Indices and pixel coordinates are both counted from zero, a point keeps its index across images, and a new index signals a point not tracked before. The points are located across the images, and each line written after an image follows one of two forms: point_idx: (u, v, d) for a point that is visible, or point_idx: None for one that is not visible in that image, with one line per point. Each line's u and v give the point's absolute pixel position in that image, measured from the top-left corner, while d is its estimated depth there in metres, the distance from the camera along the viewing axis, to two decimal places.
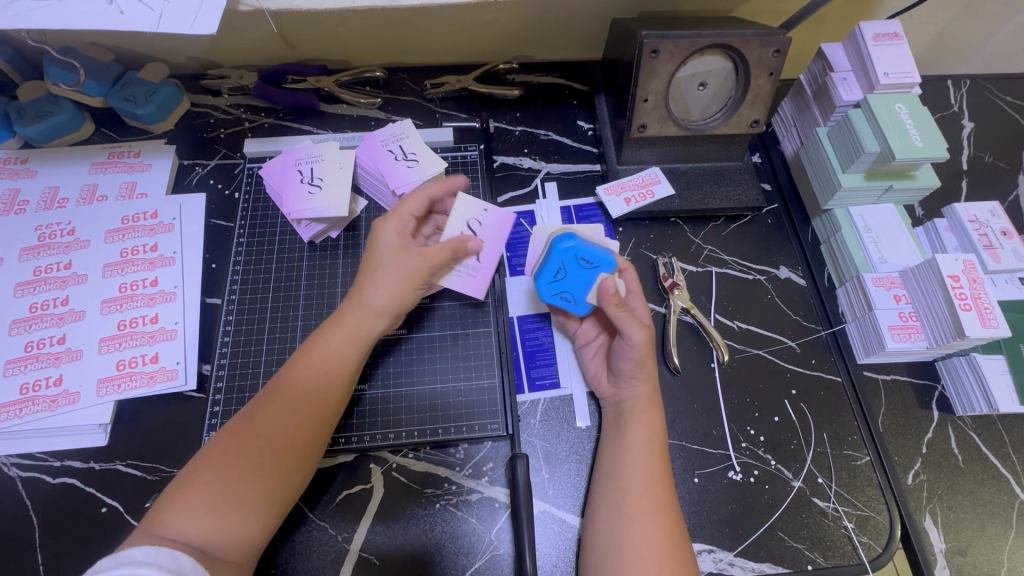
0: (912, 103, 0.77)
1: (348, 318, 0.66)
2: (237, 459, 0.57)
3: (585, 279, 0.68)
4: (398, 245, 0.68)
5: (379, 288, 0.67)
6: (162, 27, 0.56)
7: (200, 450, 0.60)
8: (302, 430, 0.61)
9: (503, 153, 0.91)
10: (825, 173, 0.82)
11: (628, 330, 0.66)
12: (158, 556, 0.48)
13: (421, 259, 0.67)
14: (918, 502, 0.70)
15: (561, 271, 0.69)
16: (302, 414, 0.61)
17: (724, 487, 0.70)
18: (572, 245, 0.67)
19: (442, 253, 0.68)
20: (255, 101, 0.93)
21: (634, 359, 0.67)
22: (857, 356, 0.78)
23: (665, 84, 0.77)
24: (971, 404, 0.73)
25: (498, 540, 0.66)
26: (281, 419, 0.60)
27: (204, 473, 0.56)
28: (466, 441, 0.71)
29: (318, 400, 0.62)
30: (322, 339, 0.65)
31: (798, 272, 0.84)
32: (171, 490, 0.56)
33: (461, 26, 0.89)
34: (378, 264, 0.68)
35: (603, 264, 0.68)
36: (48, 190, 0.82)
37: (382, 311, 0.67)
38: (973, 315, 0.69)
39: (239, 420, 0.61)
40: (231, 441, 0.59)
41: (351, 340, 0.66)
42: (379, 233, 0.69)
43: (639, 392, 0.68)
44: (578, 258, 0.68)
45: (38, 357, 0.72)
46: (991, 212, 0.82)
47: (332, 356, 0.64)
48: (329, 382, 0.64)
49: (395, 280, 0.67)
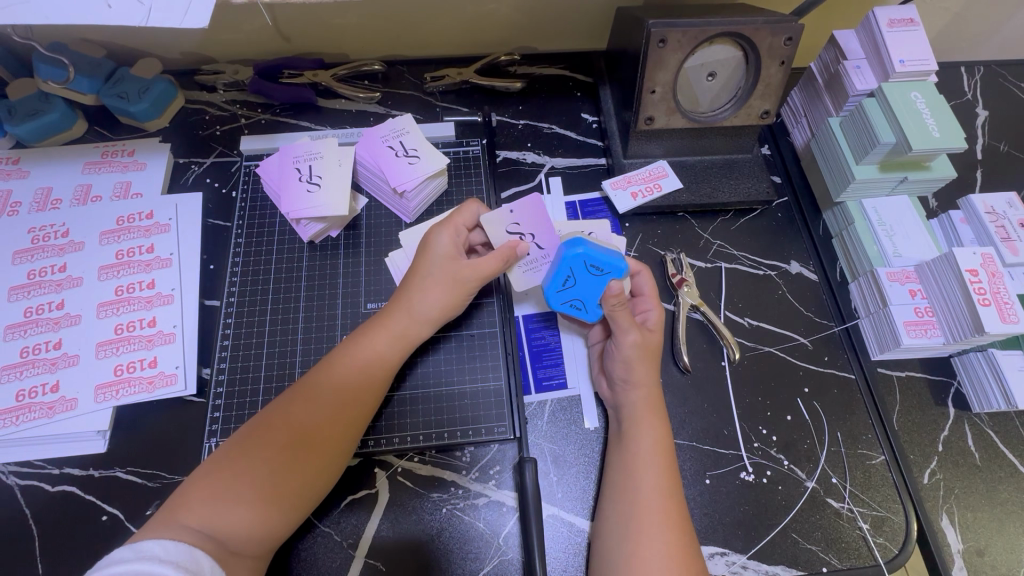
0: (928, 91, 0.74)
1: (393, 320, 0.67)
2: (273, 451, 0.57)
3: (596, 285, 0.67)
4: (452, 255, 0.69)
5: (425, 298, 0.67)
6: (152, 21, 0.54)
7: (235, 436, 0.59)
8: (336, 428, 0.61)
9: (505, 148, 0.89)
10: (837, 165, 0.80)
11: (622, 330, 0.67)
12: (177, 553, 0.47)
13: (475, 273, 0.67)
14: (934, 502, 0.69)
15: (568, 280, 0.68)
16: (340, 411, 0.61)
17: (736, 488, 0.69)
18: (582, 253, 0.65)
19: (490, 267, 0.67)
20: (251, 97, 0.91)
21: (623, 360, 0.67)
22: (870, 352, 0.76)
23: (673, 75, 0.74)
24: (988, 400, 0.72)
25: (507, 545, 0.65)
26: (316, 413, 0.60)
27: (233, 462, 0.56)
28: (473, 444, 0.70)
29: (348, 400, 0.62)
30: (368, 338, 0.66)
31: (810, 267, 0.82)
32: (202, 475, 0.55)
33: (461, 16, 0.87)
34: (431, 270, 0.68)
35: (612, 270, 0.66)
36: (40, 191, 0.80)
37: (427, 313, 0.68)
38: (993, 310, 0.68)
39: (270, 412, 0.61)
40: (263, 430, 0.58)
41: (397, 340, 0.66)
42: (433, 241, 0.70)
43: (634, 398, 0.66)
44: (587, 265, 0.66)
45: (34, 362, 0.71)
46: (1009, 203, 0.79)
47: (373, 353, 0.65)
48: (368, 382, 0.64)
49: (447, 289, 0.68)
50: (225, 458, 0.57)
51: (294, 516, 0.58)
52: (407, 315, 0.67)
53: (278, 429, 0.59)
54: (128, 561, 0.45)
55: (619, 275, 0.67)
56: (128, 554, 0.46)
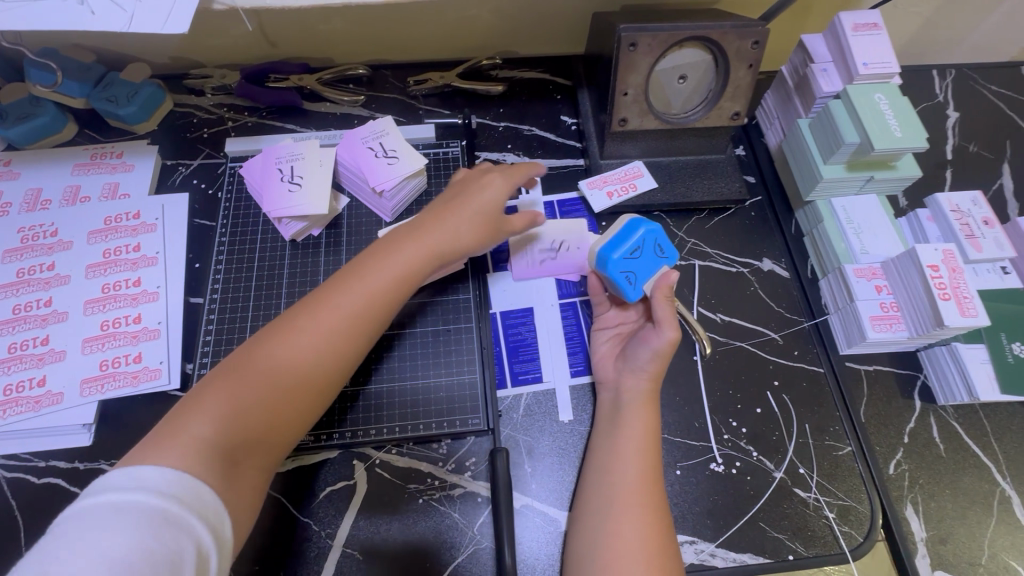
0: (891, 93, 0.77)
1: (420, 248, 0.66)
2: (282, 371, 0.57)
3: (652, 266, 0.71)
4: (490, 199, 0.69)
5: (451, 234, 0.67)
6: (134, 27, 0.56)
7: (247, 345, 0.59)
8: (338, 357, 0.60)
9: (486, 149, 0.91)
10: (806, 165, 0.82)
11: (666, 326, 0.67)
12: (159, 481, 0.46)
13: (504, 224, 0.70)
14: (899, 491, 0.71)
15: (636, 251, 0.70)
16: (353, 344, 0.61)
17: (706, 478, 0.71)
18: (651, 231, 0.71)
19: (522, 225, 0.71)
20: (238, 101, 0.93)
21: (654, 350, 0.68)
22: (839, 346, 0.78)
23: (645, 77, 0.76)
24: (952, 393, 0.74)
25: (480, 534, 0.67)
26: (322, 337, 0.59)
27: (238, 372, 0.56)
28: (449, 436, 0.72)
29: (364, 335, 0.62)
30: (392, 260, 0.64)
31: (781, 264, 0.84)
32: (207, 385, 0.55)
33: (443, 21, 0.89)
34: (465, 203, 0.69)
35: (669, 259, 0.72)
36: (30, 192, 0.82)
37: (450, 245, 0.67)
38: (952, 304, 0.70)
39: (275, 326, 0.60)
40: (276, 345, 0.58)
41: (414, 270, 0.65)
42: (476, 182, 0.71)
43: (641, 386, 0.68)
44: (654, 246, 0.71)
45: (22, 358, 0.72)
46: (974, 202, 0.81)
47: (391, 282, 0.64)
48: (376, 313, 0.63)
49: (476, 228, 0.68)
50: (237, 367, 0.57)
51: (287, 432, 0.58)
52: (429, 245, 0.66)
53: (281, 345, 0.58)
54: (110, 492, 0.44)
55: (671, 267, 0.72)
56: (110, 484, 0.45)
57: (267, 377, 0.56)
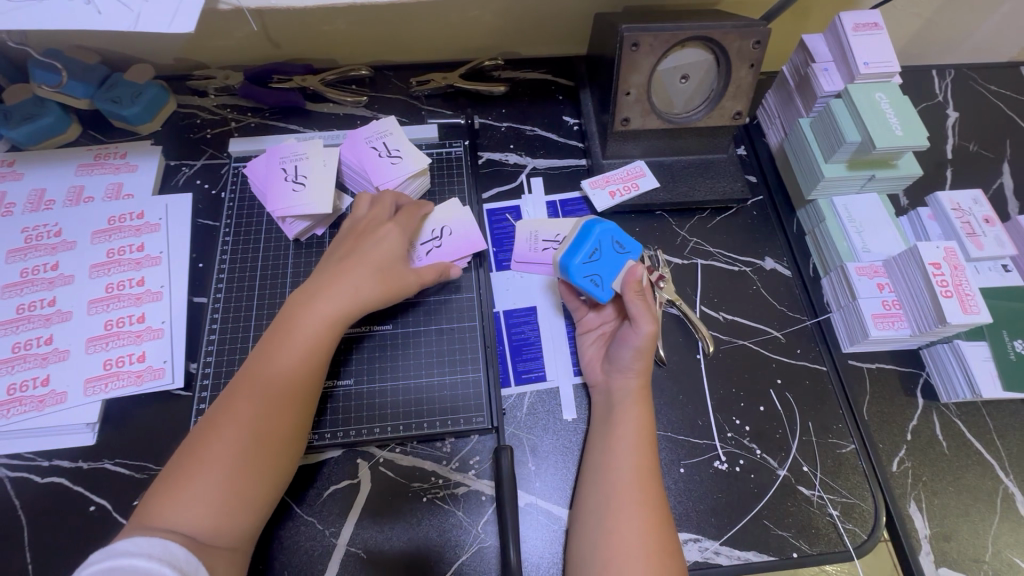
0: (892, 92, 0.77)
1: (324, 301, 0.66)
2: (225, 447, 0.58)
3: (615, 264, 0.70)
4: (390, 247, 0.71)
5: (358, 285, 0.67)
6: (141, 26, 0.56)
7: (194, 431, 0.60)
8: (282, 413, 0.61)
9: (489, 149, 0.91)
10: (808, 164, 0.83)
11: (641, 319, 0.67)
12: (150, 547, 0.49)
13: (415, 275, 0.72)
14: (903, 489, 0.71)
15: (596, 252, 0.69)
16: (286, 397, 0.62)
17: (710, 476, 0.71)
18: (606, 228, 0.70)
19: (430, 275, 0.73)
20: (241, 101, 0.93)
21: (636, 348, 0.67)
22: (841, 345, 0.78)
23: (647, 77, 0.77)
24: (955, 390, 0.74)
25: (485, 532, 0.67)
26: (259, 398, 0.61)
27: (191, 456, 0.57)
28: (453, 435, 0.72)
29: (294, 386, 0.63)
30: (299, 319, 0.65)
31: (784, 263, 0.85)
32: (158, 486, 0.56)
33: (445, 22, 0.90)
34: (367, 255, 0.70)
35: (631, 252, 0.71)
36: (34, 192, 0.83)
37: (359, 298, 0.67)
38: (955, 301, 0.70)
39: (216, 407, 0.61)
40: (213, 428, 0.59)
41: (331, 323, 0.66)
42: (366, 231, 0.72)
43: (630, 383, 0.68)
44: (612, 242, 0.70)
45: (26, 357, 0.72)
46: (974, 200, 0.82)
47: (310, 338, 0.64)
48: (307, 364, 0.64)
49: (381, 278, 0.69)
50: (183, 462, 0.57)
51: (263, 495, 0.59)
52: (338, 301, 0.66)
53: (229, 417, 0.60)
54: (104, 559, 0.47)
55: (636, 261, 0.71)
56: (104, 555, 0.48)
57: (224, 451, 0.58)
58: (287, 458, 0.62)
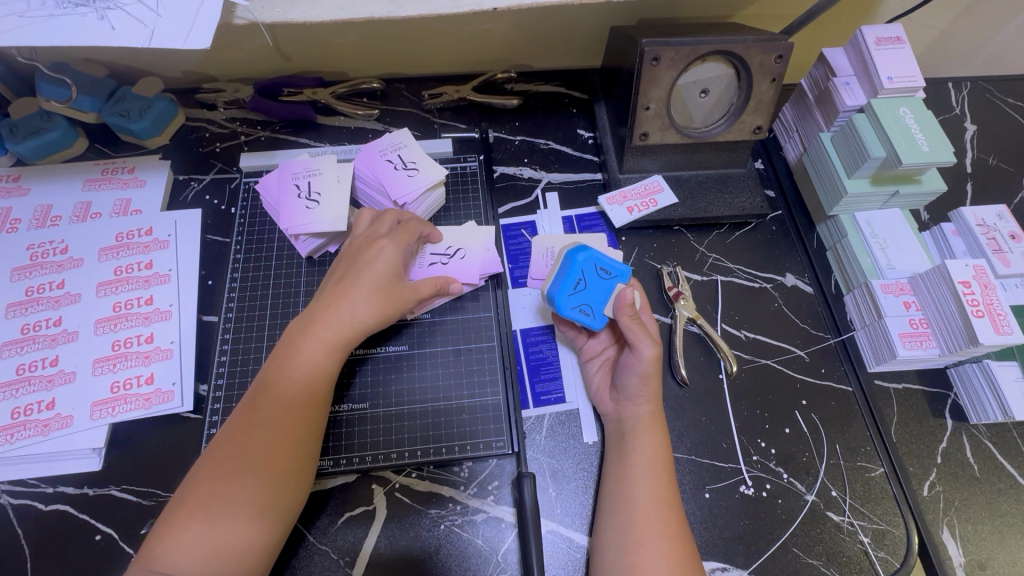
0: (916, 107, 0.76)
1: (322, 326, 0.65)
2: (224, 479, 0.57)
3: (603, 290, 0.68)
4: (386, 263, 0.68)
5: (357, 307, 0.65)
6: (155, 43, 0.55)
7: (195, 465, 0.59)
8: (285, 446, 0.59)
9: (503, 163, 0.90)
10: (829, 179, 0.81)
11: (642, 343, 0.64)
12: None
13: (413, 289, 0.69)
14: (935, 515, 0.69)
15: (580, 283, 0.68)
16: (284, 423, 0.60)
17: (736, 502, 0.69)
18: (589, 255, 0.68)
19: (429, 289, 0.70)
20: (251, 115, 0.92)
21: (640, 375, 0.65)
22: (867, 364, 0.76)
23: (667, 92, 0.75)
24: (985, 412, 0.72)
25: (505, 561, 0.65)
26: (259, 431, 0.59)
27: (195, 493, 0.56)
28: (471, 459, 0.70)
29: (293, 413, 0.61)
30: (298, 349, 0.64)
31: (805, 280, 0.83)
32: (163, 521, 0.56)
33: (459, 36, 0.88)
34: (360, 277, 0.67)
35: (619, 275, 0.69)
36: (40, 208, 0.81)
37: (355, 323, 0.65)
38: (986, 321, 0.68)
39: (218, 443, 0.60)
40: (214, 462, 0.58)
41: (329, 351, 0.64)
42: (355, 251, 0.69)
43: (641, 410, 0.66)
44: (596, 269, 0.68)
45: (30, 379, 0.70)
46: (999, 216, 0.80)
47: (310, 367, 0.63)
48: (305, 394, 0.62)
49: (377, 298, 0.66)
50: (185, 496, 0.57)
51: (269, 530, 0.57)
52: (339, 323, 0.65)
53: (229, 452, 0.58)
54: None
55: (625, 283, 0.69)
56: None
57: (224, 488, 0.56)
58: (292, 491, 0.59)
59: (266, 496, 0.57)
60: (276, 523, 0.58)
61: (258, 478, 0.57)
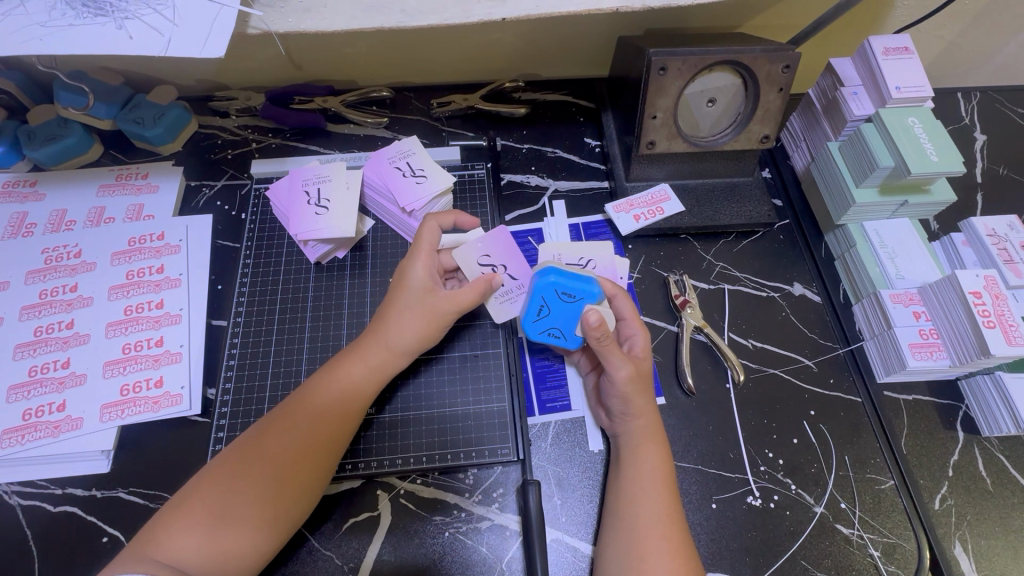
0: (925, 117, 0.76)
1: (369, 351, 0.66)
2: (245, 486, 0.57)
3: (570, 312, 0.67)
4: (430, 287, 0.68)
5: (403, 328, 0.66)
6: (172, 50, 0.56)
7: (209, 464, 0.60)
8: (313, 461, 0.60)
9: (511, 171, 0.91)
10: (837, 188, 0.81)
11: (612, 365, 0.64)
12: None
13: (452, 303, 0.67)
14: (946, 529, 0.68)
15: (544, 309, 0.68)
16: (314, 440, 0.61)
17: (743, 513, 0.68)
18: (553, 280, 0.65)
19: (468, 299, 0.67)
20: (262, 122, 0.93)
21: (620, 396, 0.65)
22: (877, 374, 0.76)
23: (674, 101, 0.76)
24: (997, 424, 0.71)
25: (509, 570, 0.64)
26: (288, 445, 0.60)
27: (200, 496, 0.57)
28: (475, 466, 0.70)
29: (329, 431, 0.62)
30: (340, 369, 0.65)
31: (813, 289, 0.82)
32: (164, 515, 0.56)
33: (468, 45, 0.89)
34: (404, 302, 0.67)
35: (585, 296, 0.66)
36: (56, 213, 0.82)
37: (403, 347, 0.67)
38: (998, 332, 0.67)
39: (242, 444, 0.61)
40: (237, 468, 0.58)
41: (372, 371, 0.66)
42: (409, 273, 0.68)
43: (633, 427, 0.66)
44: (559, 293, 0.66)
45: (42, 381, 0.71)
46: (1010, 226, 0.80)
47: (348, 387, 0.64)
48: (342, 411, 0.63)
49: (423, 322, 0.67)
50: (195, 492, 0.57)
51: (280, 535, 0.58)
52: (384, 345, 0.67)
53: (255, 462, 0.59)
54: None
55: (593, 302, 0.66)
56: None
57: (239, 496, 0.57)
58: (305, 502, 0.60)
59: (271, 507, 0.57)
60: (283, 530, 0.58)
61: (277, 488, 0.58)
